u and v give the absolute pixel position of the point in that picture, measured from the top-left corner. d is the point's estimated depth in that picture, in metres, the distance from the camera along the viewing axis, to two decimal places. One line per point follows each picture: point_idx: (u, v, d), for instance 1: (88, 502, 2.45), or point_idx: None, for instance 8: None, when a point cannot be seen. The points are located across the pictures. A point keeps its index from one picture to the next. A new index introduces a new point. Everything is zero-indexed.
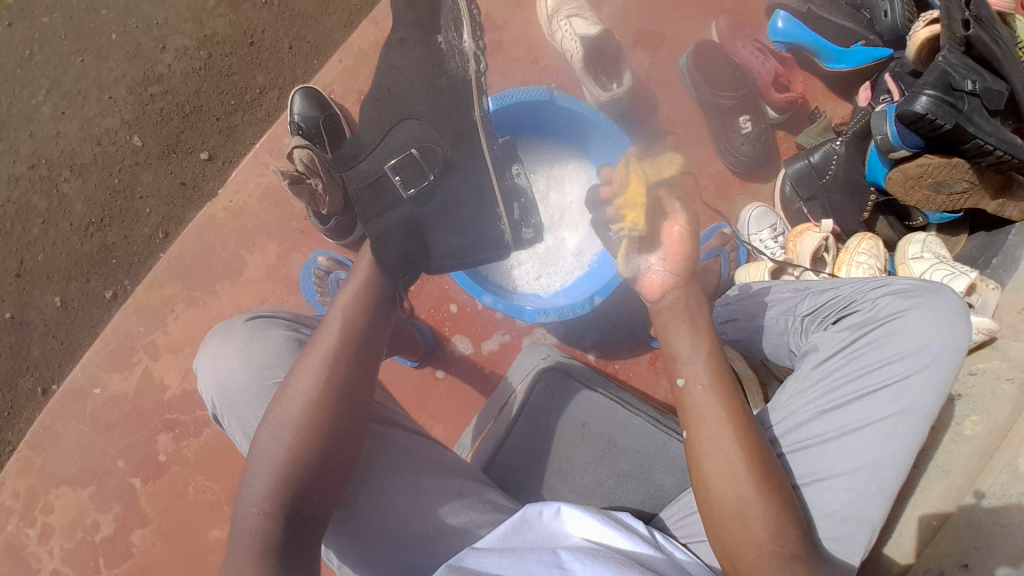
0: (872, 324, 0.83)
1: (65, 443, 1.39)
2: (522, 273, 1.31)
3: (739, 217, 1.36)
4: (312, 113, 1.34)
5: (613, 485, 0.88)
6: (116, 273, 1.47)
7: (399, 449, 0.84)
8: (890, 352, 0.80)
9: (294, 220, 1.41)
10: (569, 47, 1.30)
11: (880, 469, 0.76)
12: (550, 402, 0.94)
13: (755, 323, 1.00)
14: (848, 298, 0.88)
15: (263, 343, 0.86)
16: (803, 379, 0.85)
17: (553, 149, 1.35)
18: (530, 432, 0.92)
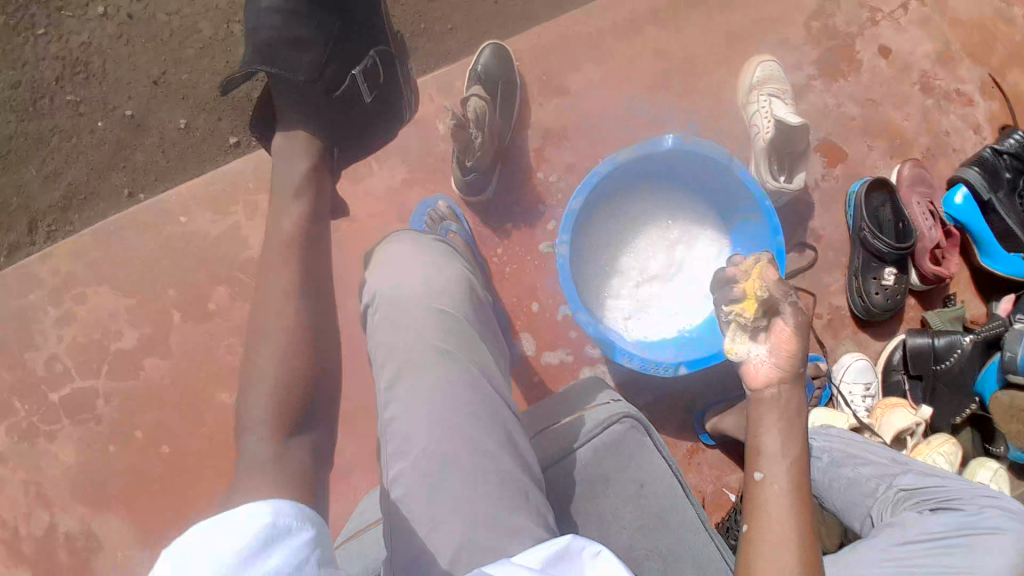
0: (969, 527, 0.84)
1: (127, 251, 1.42)
2: (614, 307, 1.30)
3: (838, 358, 1.36)
4: (494, 71, 1.32)
5: (642, 556, 0.90)
6: (248, 124, 1.47)
7: (496, 422, 0.79)
8: (977, 565, 0.81)
9: (432, 156, 1.42)
10: (760, 127, 1.22)
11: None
12: (607, 450, 0.93)
13: (840, 471, 1.02)
14: (950, 493, 0.89)
15: (413, 276, 0.88)
16: (878, 545, 0.87)
17: (698, 203, 1.31)
18: (591, 466, 0.93)
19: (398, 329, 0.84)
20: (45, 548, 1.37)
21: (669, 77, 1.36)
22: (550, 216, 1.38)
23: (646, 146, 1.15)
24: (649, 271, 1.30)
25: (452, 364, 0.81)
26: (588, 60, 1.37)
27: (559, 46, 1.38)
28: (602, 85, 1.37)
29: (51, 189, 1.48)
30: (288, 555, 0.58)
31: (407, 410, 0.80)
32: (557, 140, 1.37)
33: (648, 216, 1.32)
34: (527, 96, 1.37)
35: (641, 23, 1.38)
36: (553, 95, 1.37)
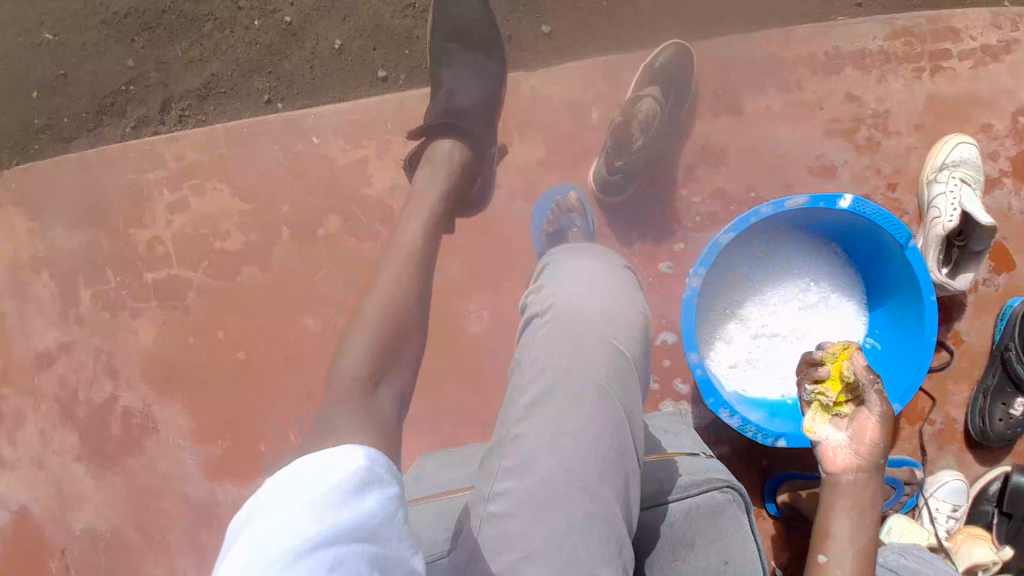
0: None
1: (254, 155, 1.43)
2: (721, 351, 1.25)
3: (935, 471, 1.36)
4: (672, 71, 1.28)
5: None
6: (401, 62, 1.44)
7: (616, 469, 0.73)
8: None
9: (577, 144, 1.38)
10: (941, 215, 1.17)
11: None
12: (700, 514, 0.89)
13: None
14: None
15: (580, 294, 0.81)
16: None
17: (839, 273, 1.25)
18: (678, 525, 0.90)
19: (560, 349, 0.77)
20: (101, 415, 1.39)
21: (850, 132, 1.28)
22: (680, 237, 1.32)
23: (823, 203, 1.07)
24: (770, 329, 1.25)
25: (591, 396, 0.74)
26: (771, 86, 1.30)
27: (744, 69, 1.31)
28: (775, 121, 1.30)
29: (194, 74, 1.48)
30: (377, 500, 0.60)
31: (539, 431, 0.73)
32: (711, 163, 1.31)
33: (787, 272, 1.26)
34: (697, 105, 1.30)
35: (839, 68, 1.29)
36: (724, 113, 1.30)
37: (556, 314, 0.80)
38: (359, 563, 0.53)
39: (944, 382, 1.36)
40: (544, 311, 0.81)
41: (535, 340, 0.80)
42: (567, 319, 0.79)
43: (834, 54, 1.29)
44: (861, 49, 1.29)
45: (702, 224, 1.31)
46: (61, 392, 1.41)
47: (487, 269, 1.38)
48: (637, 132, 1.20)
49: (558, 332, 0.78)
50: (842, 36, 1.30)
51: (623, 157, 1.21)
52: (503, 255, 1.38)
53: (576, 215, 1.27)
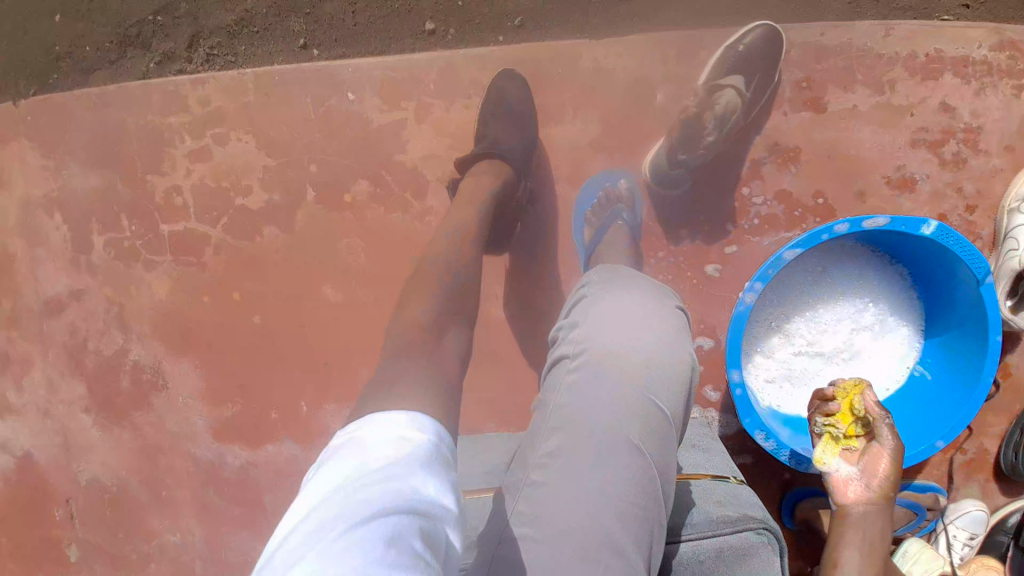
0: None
1: (285, 107, 1.34)
2: (759, 366, 1.21)
3: (958, 499, 1.28)
4: (756, 50, 1.19)
5: None
6: (452, 15, 1.33)
7: (644, 524, 0.67)
8: None
9: (635, 127, 1.29)
10: (1019, 243, 1.14)
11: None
12: (730, 556, 0.86)
13: None
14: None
15: (619, 335, 0.76)
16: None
17: (897, 296, 1.19)
18: (710, 563, 0.86)
19: (593, 392, 0.72)
20: (111, 367, 1.39)
21: (936, 145, 1.20)
22: (733, 239, 1.25)
23: (900, 224, 1.02)
24: (818, 346, 1.19)
25: (625, 445, 0.69)
26: (860, 83, 1.21)
27: (830, 66, 1.22)
28: (854, 127, 1.21)
29: (225, 9, 1.36)
30: (438, 484, 0.58)
31: (563, 476, 0.67)
32: (779, 164, 1.23)
33: (842, 290, 1.19)
34: (774, 98, 1.22)
35: (936, 75, 1.20)
36: (802, 109, 1.22)
37: (595, 353, 0.75)
38: (415, 538, 0.50)
39: (983, 415, 1.28)
40: (583, 347, 0.76)
41: (564, 378, 0.75)
42: (608, 360, 0.74)
43: (932, 58, 1.20)
44: (961, 57, 1.20)
45: (760, 228, 1.24)
46: (69, 340, 1.41)
47: (523, 250, 1.32)
48: (708, 122, 1.15)
49: (597, 371, 0.73)
50: (942, 40, 1.20)
51: (689, 151, 1.16)
52: (539, 238, 1.32)
53: (624, 206, 1.23)
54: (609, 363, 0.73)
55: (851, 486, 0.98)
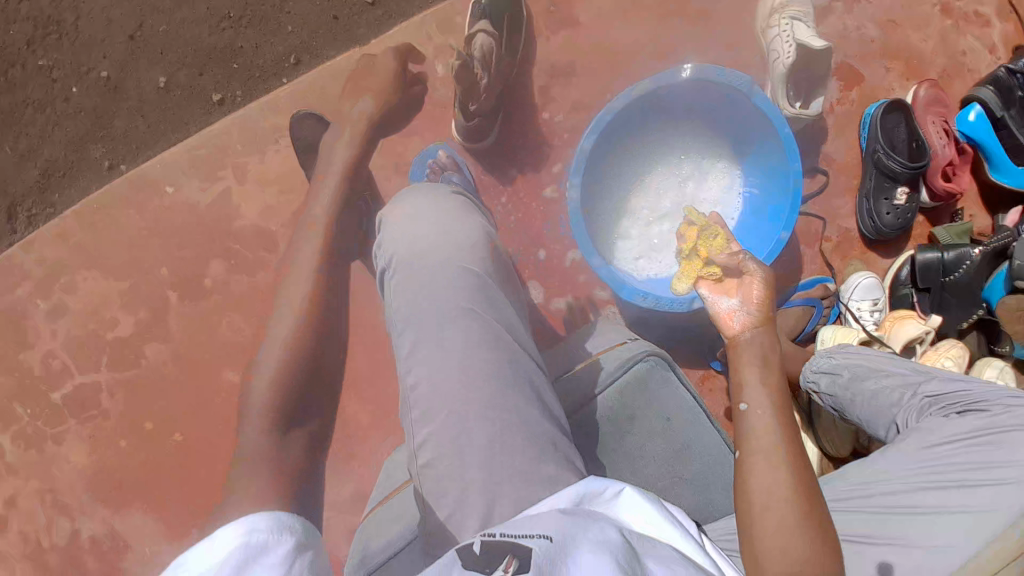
0: (994, 426, 0.91)
1: (116, 229, 1.37)
2: (624, 248, 1.30)
3: (846, 279, 1.36)
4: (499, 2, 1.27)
5: (667, 481, 0.95)
6: (233, 78, 1.38)
7: (521, 377, 0.77)
8: (1004, 458, 0.88)
9: (429, 102, 1.37)
10: (780, 51, 1.23)
11: (963, 546, 0.83)
12: (634, 390, 0.96)
13: (863, 384, 1.05)
14: (975, 396, 0.96)
15: (417, 230, 0.81)
16: (911, 451, 0.95)
17: (702, 139, 1.30)
18: (621, 405, 0.95)
19: (416, 286, 0.77)
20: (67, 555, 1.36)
21: (681, 6, 1.35)
22: (557, 158, 1.35)
23: (661, 80, 1.13)
24: (660, 208, 1.30)
25: (461, 314, 0.75)
26: None
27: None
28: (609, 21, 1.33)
29: (28, 168, 1.41)
30: None
31: (427, 371, 0.75)
32: (563, 81, 1.35)
33: (657, 153, 1.31)
34: (533, 27, 1.35)
35: None
36: (560, 28, 1.35)
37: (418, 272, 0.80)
38: None
39: (831, 202, 1.38)
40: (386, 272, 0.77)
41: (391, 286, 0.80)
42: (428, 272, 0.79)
43: None
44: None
45: (573, 139, 1.35)
46: (21, 549, 1.38)
47: None
48: (482, 79, 1.19)
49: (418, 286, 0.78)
50: None
51: (475, 101, 1.21)
52: None
53: (451, 172, 1.27)
54: (419, 256, 0.79)
55: (736, 318, 0.99)
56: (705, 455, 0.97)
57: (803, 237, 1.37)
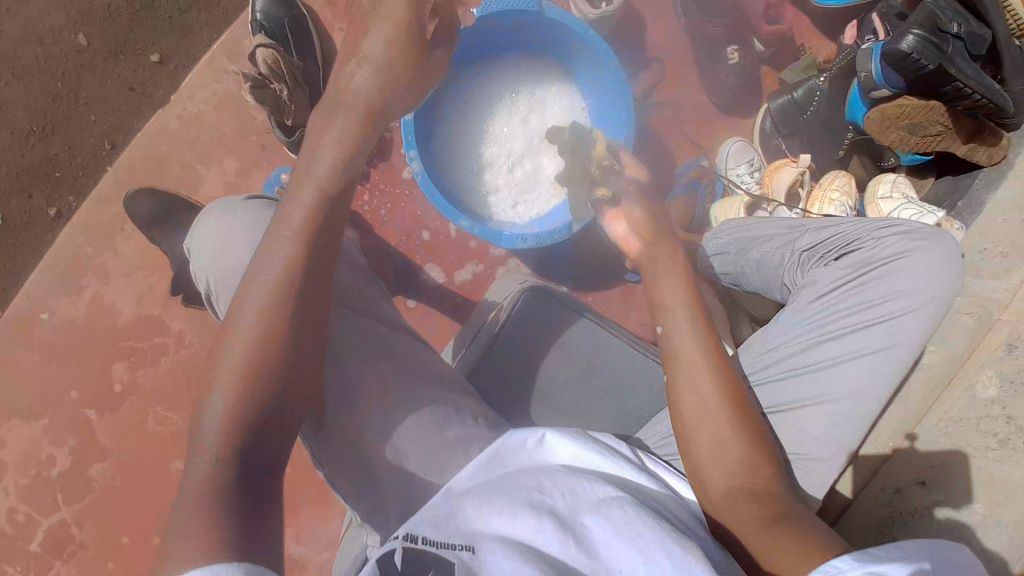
0: (869, 263, 0.93)
1: (9, 374, 1.30)
2: (498, 201, 1.28)
3: (718, 151, 1.37)
4: (275, 14, 1.18)
5: (588, 400, 1.04)
6: (60, 188, 1.32)
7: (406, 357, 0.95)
8: (885, 292, 0.91)
9: (254, 132, 1.25)
10: None
11: (866, 391, 0.89)
12: (528, 322, 1.07)
13: (748, 255, 1.06)
14: (848, 237, 0.97)
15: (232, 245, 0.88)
16: (802, 309, 0.95)
17: (526, 67, 1.30)
18: (521, 339, 1.07)
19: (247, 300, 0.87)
20: None
21: None
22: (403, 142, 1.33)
23: None
24: (512, 142, 1.29)
25: None
26: None
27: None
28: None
29: None
30: None
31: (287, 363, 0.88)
32: None
33: (489, 97, 1.30)
34: (321, 21, 1.25)
35: None
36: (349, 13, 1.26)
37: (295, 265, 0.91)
38: None
39: (677, 83, 1.37)
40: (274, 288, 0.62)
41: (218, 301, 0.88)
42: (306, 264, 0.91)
43: None
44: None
45: None
46: None
47: None
48: (281, 90, 1.11)
49: None
50: None
51: (288, 113, 1.14)
52: None
53: None
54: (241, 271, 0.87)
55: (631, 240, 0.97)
56: (616, 365, 1.05)
57: (663, 127, 1.37)
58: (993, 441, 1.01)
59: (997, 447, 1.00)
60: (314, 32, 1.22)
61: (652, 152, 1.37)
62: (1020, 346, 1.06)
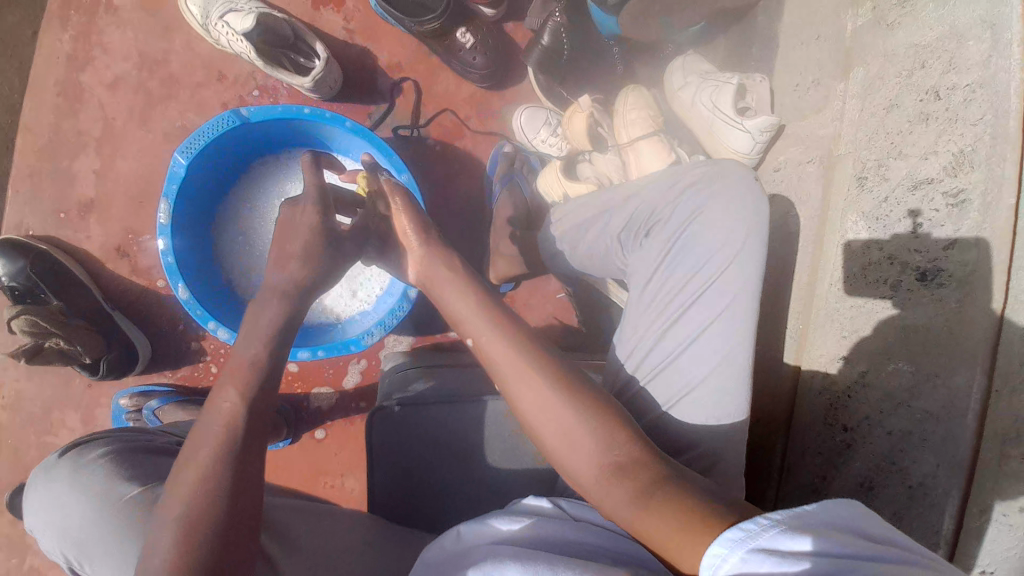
0: (676, 229, 0.83)
1: None
2: (337, 300, 1.18)
3: (512, 128, 1.30)
4: (13, 269, 1.09)
5: (499, 489, 0.85)
6: None
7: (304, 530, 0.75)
8: (703, 253, 0.81)
9: (75, 377, 1.18)
10: (242, 51, 1.11)
11: (725, 370, 0.77)
12: (395, 444, 0.87)
13: (578, 248, 0.97)
14: (650, 206, 0.86)
15: (54, 511, 0.77)
16: (638, 300, 0.85)
17: (284, 165, 1.17)
18: (399, 465, 0.87)
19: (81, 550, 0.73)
20: None
21: (159, 95, 1.18)
22: None
23: (170, 187, 1.01)
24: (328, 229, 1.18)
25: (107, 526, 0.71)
26: (74, 161, 1.16)
27: (38, 165, 1.15)
28: (108, 158, 1.16)
29: None
30: None
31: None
32: None
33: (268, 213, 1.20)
34: (64, 243, 1.15)
35: (77, 79, 1.16)
36: (85, 217, 1.16)
37: (127, 488, 0.74)
38: None
39: (438, 89, 1.27)
40: (164, 549, 0.53)
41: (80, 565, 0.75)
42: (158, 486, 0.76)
43: (70, 72, 1.16)
44: (53, 32, 1.15)
45: None
46: None
47: None
48: (57, 342, 1.04)
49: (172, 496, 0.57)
50: (42, 66, 1.15)
51: (83, 355, 1.07)
52: None
53: (148, 402, 1.13)
54: (67, 523, 0.75)
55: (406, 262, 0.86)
56: (511, 437, 0.87)
57: (449, 137, 1.28)
58: (885, 290, 0.91)
59: (890, 297, 0.91)
60: (66, 259, 1.13)
61: (456, 163, 1.29)
62: (868, 176, 0.98)
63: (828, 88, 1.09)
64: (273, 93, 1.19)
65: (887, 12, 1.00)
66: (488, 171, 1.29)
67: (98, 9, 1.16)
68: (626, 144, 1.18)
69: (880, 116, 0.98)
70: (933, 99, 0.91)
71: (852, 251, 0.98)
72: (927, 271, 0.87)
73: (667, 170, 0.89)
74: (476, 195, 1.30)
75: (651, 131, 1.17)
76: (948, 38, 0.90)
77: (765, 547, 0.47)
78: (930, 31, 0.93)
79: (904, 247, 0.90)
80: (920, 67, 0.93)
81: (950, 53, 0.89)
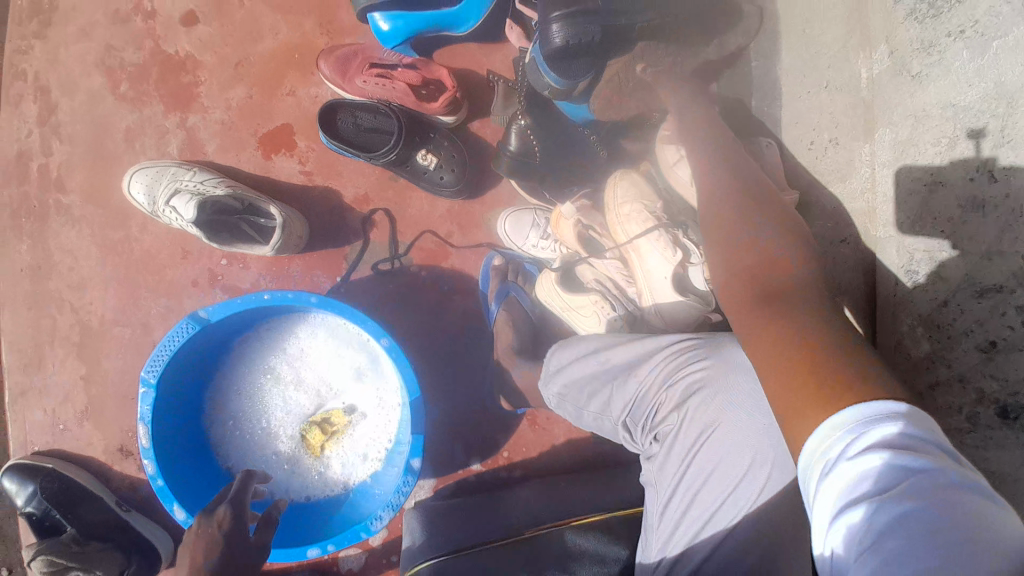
0: (687, 445, 0.64)
1: None
2: (341, 466, 1.10)
3: (499, 235, 1.17)
4: (26, 497, 1.06)
5: None
6: None
7: None
8: (724, 480, 0.61)
9: None
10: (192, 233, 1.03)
11: None
12: None
13: (586, 414, 0.81)
14: (654, 400, 0.69)
15: None
16: (656, 524, 0.67)
17: (263, 339, 1.10)
18: None
19: None
20: None
21: (127, 284, 1.11)
22: None
23: (144, 411, 0.93)
24: (304, 388, 1.10)
25: None
26: (59, 370, 1.11)
27: (26, 382, 1.12)
28: (91, 362, 1.11)
29: None
30: None
31: None
32: None
33: (256, 390, 1.10)
34: (68, 452, 1.12)
35: (43, 286, 1.11)
36: (82, 424, 1.12)
37: None
38: None
39: (413, 212, 1.16)
40: None
41: None
42: None
43: (35, 280, 1.11)
44: (11, 245, 1.10)
45: None
46: None
47: None
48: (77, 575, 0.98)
49: None
50: (7, 279, 1.11)
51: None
52: None
53: None
54: None
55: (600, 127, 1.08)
56: None
57: (433, 260, 1.17)
58: (961, 420, 0.75)
59: (971, 431, 0.75)
60: (76, 471, 1.09)
61: (446, 286, 1.18)
62: (920, 273, 0.79)
63: (850, 150, 0.90)
64: (242, 258, 1.12)
65: (909, 58, 0.79)
66: (480, 288, 1.18)
67: (49, 208, 1.10)
68: (625, 244, 1.02)
69: (921, 195, 0.78)
70: (988, 181, 0.69)
71: (916, 365, 0.80)
72: (1008, 406, 0.70)
73: (665, 352, 0.70)
74: (476, 316, 1.18)
75: (651, 224, 0.99)
76: (996, 100, 0.68)
77: (831, 463, 0.45)
78: (969, 89, 0.71)
79: (977, 371, 0.72)
80: (964, 135, 0.72)
81: (1000, 120, 0.68)
